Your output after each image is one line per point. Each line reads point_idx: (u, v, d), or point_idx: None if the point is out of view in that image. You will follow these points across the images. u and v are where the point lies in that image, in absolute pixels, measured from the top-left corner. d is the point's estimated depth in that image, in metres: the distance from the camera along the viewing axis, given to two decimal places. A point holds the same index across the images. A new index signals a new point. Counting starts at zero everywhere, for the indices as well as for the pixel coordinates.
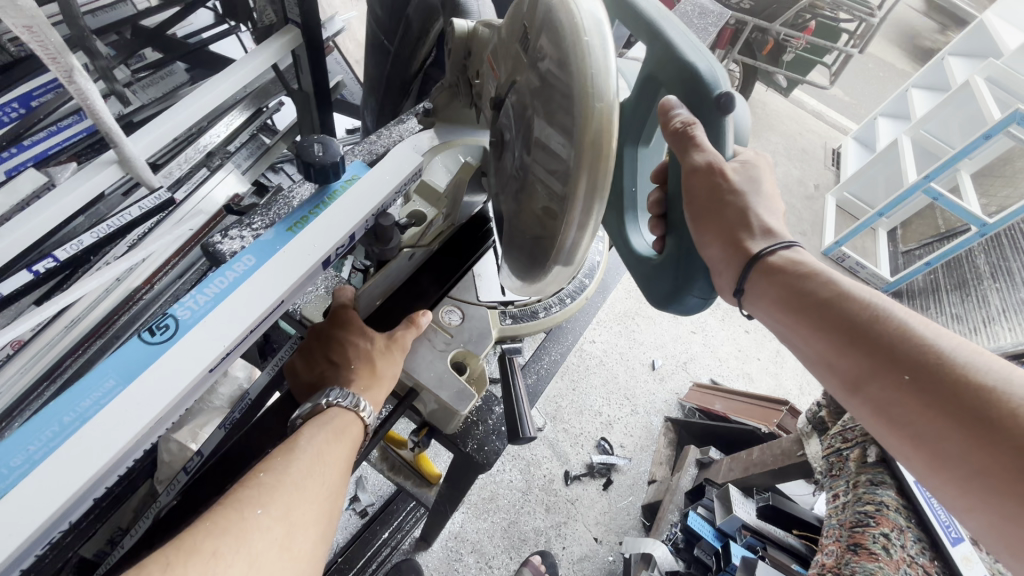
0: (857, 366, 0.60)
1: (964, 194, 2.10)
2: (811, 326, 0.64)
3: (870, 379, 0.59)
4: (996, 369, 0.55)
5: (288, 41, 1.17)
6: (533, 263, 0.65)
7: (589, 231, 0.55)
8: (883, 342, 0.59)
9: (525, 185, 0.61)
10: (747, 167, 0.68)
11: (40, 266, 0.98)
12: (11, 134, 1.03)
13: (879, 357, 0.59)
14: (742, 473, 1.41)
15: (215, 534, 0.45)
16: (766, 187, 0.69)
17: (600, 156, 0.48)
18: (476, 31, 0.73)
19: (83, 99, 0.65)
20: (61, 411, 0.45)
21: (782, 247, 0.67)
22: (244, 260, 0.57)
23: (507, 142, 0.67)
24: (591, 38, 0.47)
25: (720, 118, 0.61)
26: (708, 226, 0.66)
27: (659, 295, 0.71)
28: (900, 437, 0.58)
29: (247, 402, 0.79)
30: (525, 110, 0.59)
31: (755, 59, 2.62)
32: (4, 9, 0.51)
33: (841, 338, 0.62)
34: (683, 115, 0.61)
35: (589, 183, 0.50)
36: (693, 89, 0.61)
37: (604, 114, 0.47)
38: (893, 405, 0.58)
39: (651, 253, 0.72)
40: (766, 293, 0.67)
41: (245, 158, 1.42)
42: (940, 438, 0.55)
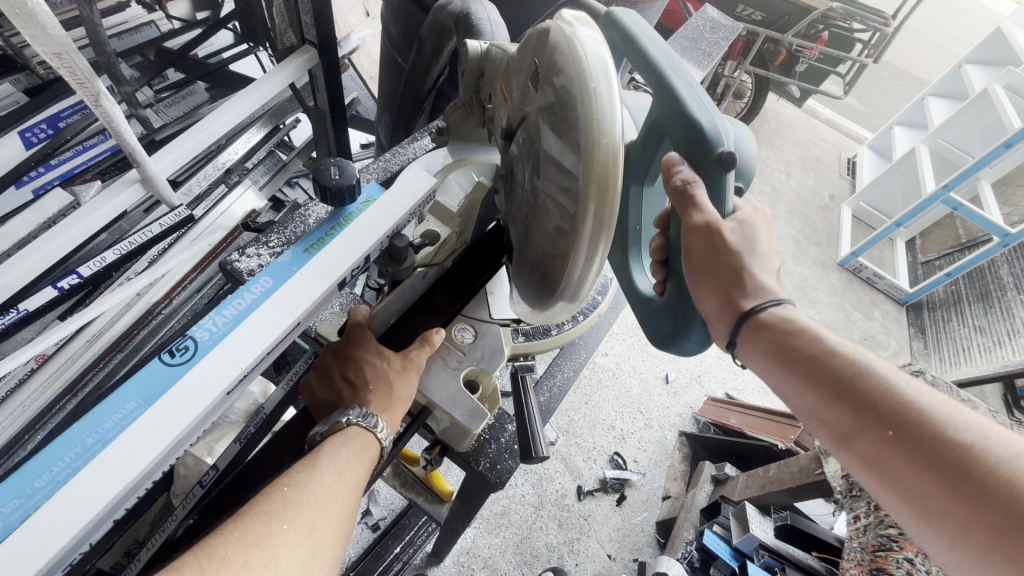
0: (844, 420, 0.59)
1: (985, 204, 2.06)
2: (802, 382, 0.62)
3: (857, 433, 0.58)
4: (973, 425, 0.54)
5: (306, 60, 1.20)
6: (539, 296, 0.67)
7: (596, 265, 0.56)
8: (869, 399, 0.58)
9: (534, 212, 0.63)
10: (746, 222, 0.63)
11: (64, 283, 1.01)
12: (40, 154, 1.07)
13: (865, 415, 0.57)
14: (759, 490, 1.39)
15: (245, 545, 0.46)
16: (763, 245, 0.64)
17: (607, 193, 0.49)
18: (488, 54, 0.75)
19: (108, 121, 0.68)
20: (83, 433, 0.47)
21: (774, 302, 0.64)
22: (262, 281, 0.58)
23: (517, 171, 0.68)
24: (597, 82, 0.48)
25: (722, 177, 0.56)
26: (704, 280, 0.62)
27: (656, 334, 0.69)
28: (890, 491, 0.56)
29: (262, 417, 0.79)
30: (531, 147, 0.61)
31: (768, 69, 2.60)
32: (35, 37, 0.54)
33: (828, 393, 0.60)
34: (684, 172, 0.57)
35: (595, 221, 0.51)
36: (695, 145, 0.56)
37: (610, 156, 0.48)
38: (881, 461, 0.56)
39: (651, 291, 0.70)
40: (757, 348, 0.64)
41: (263, 174, 1.45)
42: (929, 496, 0.53)
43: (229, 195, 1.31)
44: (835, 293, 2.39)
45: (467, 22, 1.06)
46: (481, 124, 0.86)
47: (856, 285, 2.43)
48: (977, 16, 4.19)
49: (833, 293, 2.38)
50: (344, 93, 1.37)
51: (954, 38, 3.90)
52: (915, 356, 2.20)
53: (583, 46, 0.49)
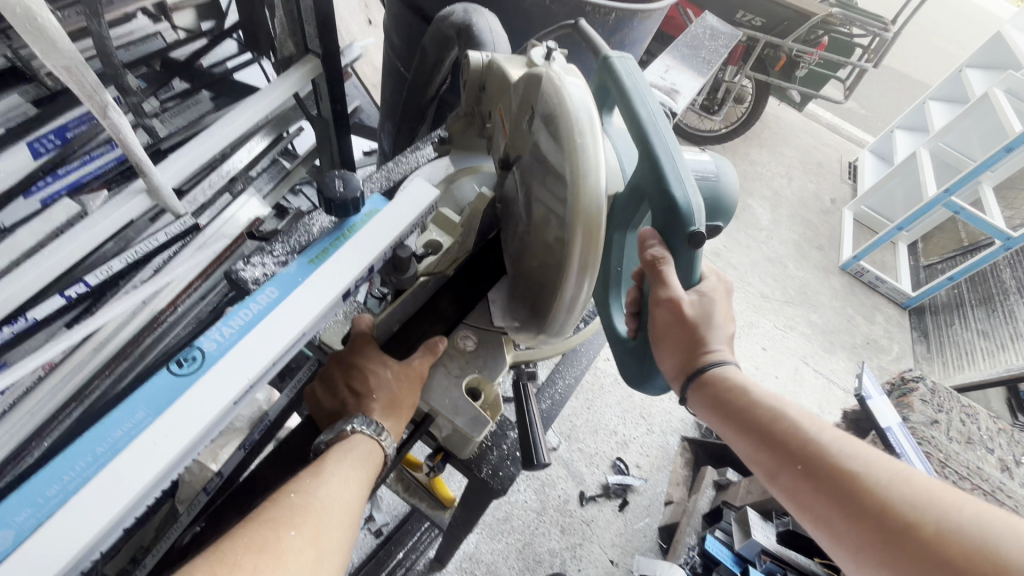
0: (766, 458, 0.68)
1: (987, 207, 2.06)
2: (732, 426, 0.71)
3: (778, 469, 0.67)
4: (865, 458, 0.63)
5: (309, 70, 1.21)
6: (532, 317, 0.71)
7: (582, 297, 0.60)
8: (790, 445, 0.66)
9: (529, 236, 0.67)
10: (709, 294, 0.68)
11: (71, 291, 1.02)
12: (49, 164, 1.08)
13: (780, 453, 0.67)
14: (761, 495, 1.39)
15: (253, 551, 0.48)
16: (719, 314, 0.70)
17: (591, 237, 0.54)
18: (487, 68, 0.77)
19: (115, 132, 0.70)
20: (93, 442, 0.48)
21: (718, 362, 0.71)
22: (267, 292, 0.59)
23: (513, 199, 0.73)
24: (584, 137, 0.53)
25: (689, 250, 0.61)
26: (664, 342, 0.69)
27: (631, 374, 0.77)
28: (814, 523, 0.64)
29: (265, 423, 0.79)
30: (527, 180, 0.66)
31: (768, 75, 2.61)
32: (46, 52, 0.56)
33: (752, 435, 0.70)
34: (655, 249, 0.63)
35: (581, 259, 0.56)
36: (668, 221, 0.60)
37: (594, 206, 0.53)
38: (797, 492, 0.65)
39: (624, 333, 0.77)
40: (701, 402, 0.72)
41: (267, 182, 1.46)
42: (845, 529, 0.61)
43: (233, 204, 1.32)
44: (837, 298, 2.39)
45: (468, 33, 1.07)
46: (480, 135, 0.88)
47: (858, 289, 2.44)
48: (977, 20, 4.20)
49: (835, 297, 2.38)
50: (346, 101, 1.38)
51: (954, 42, 3.91)
52: (918, 361, 2.20)
53: (571, 101, 0.54)
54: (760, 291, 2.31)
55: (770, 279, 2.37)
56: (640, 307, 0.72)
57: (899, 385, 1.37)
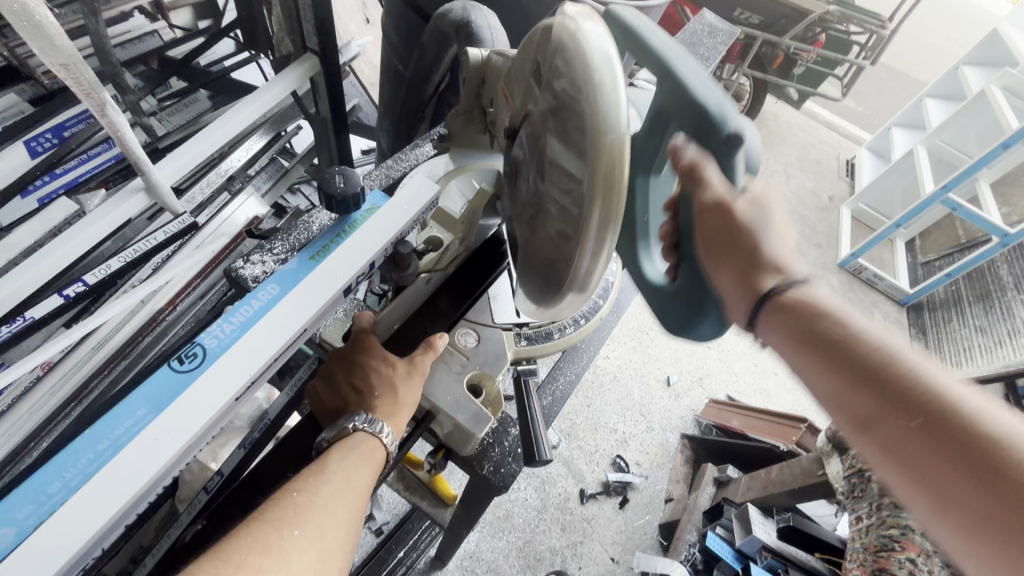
0: (865, 404, 0.53)
1: (984, 204, 2.07)
2: (821, 362, 0.56)
3: (878, 418, 0.52)
4: (1007, 421, 0.48)
5: (307, 68, 1.21)
6: (546, 291, 0.67)
7: (604, 256, 0.54)
8: (896, 384, 0.52)
9: (544, 199, 0.61)
10: (759, 199, 0.58)
11: (69, 290, 1.02)
12: (46, 163, 1.07)
13: (889, 398, 0.52)
14: (761, 491, 1.39)
15: (258, 550, 0.48)
16: (779, 228, 0.59)
17: (614, 183, 0.48)
18: (489, 61, 0.76)
19: (113, 130, 0.70)
20: (95, 439, 0.47)
21: (795, 280, 0.58)
22: (268, 289, 0.59)
23: (522, 167, 0.68)
24: (603, 70, 0.47)
25: (730, 156, 0.52)
26: (722, 261, 0.56)
27: (673, 322, 0.63)
28: (908, 483, 0.51)
29: (266, 422, 0.79)
30: (538, 142, 0.60)
31: (766, 72, 2.63)
32: (44, 50, 0.55)
33: (849, 374, 0.54)
34: (691, 151, 0.53)
35: (603, 210, 0.50)
36: (700, 123, 0.51)
37: (618, 144, 0.47)
38: (904, 448, 0.50)
39: (661, 278, 0.65)
40: (777, 329, 0.58)
41: (265, 181, 1.44)
42: (962, 495, 0.47)
43: (232, 202, 1.32)
44: (835, 295, 2.39)
45: (467, 30, 1.07)
46: (483, 130, 0.86)
47: (856, 286, 2.44)
48: (972, 18, 4.21)
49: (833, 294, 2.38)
50: (345, 100, 1.38)
51: (950, 40, 3.92)
52: None
53: (586, 36, 0.49)
54: None
55: None
56: (678, 237, 0.62)
57: None
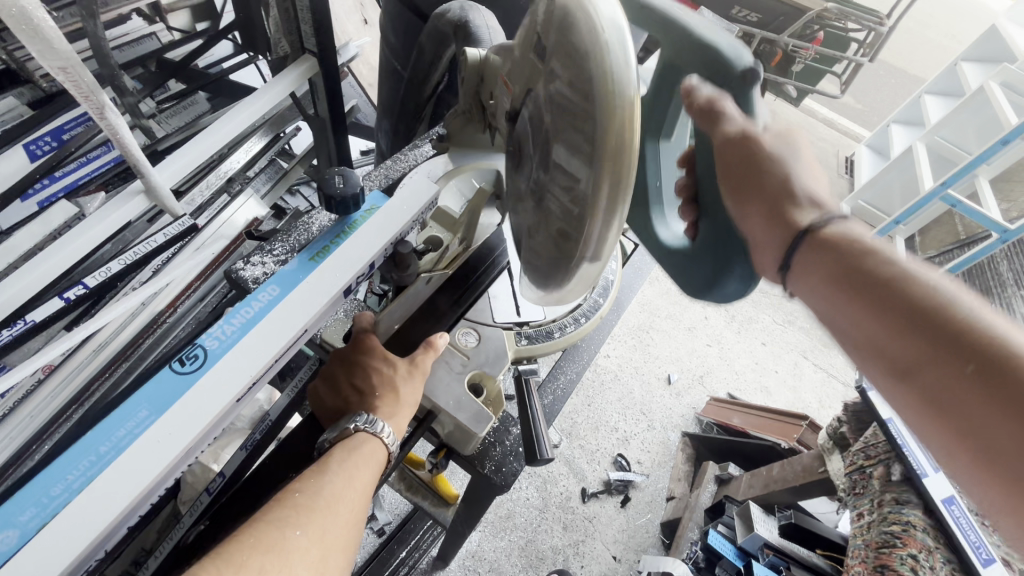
0: (907, 349, 0.50)
1: (984, 200, 2.06)
2: (866, 305, 0.53)
3: (927, 366, 0.49)
4: None
5: (306, 69, 1.21)
6: (551, 277, 0.65)
7: (613, 231, 0.52)
8: (946, 327, 0.49)
9: (547, 180, 0.59)
10: (784, 135, 0.57)
11: (70, 294, 1.02)
12: (46, 166, 1.07)
13: (941, 343, 0.49)
14: (763, 489, 1.39)
15: (260, 550, 0.48)
16: (808, 157, 0.58)
17: (624, 151, 0.46)
18: (487, 60, 0.75)
19: (112, 133, 0.70)
20: (96, 441, 0.47)
21: (832, 222, 0.56)
22: (268, 290, 0.59)
23: (524, 152, 0.67)
24: (610, 35, 0.44)
25: (748, 90, 0.53)
26: (749, 199, 0.56)
27: (696, 282, 0.62)
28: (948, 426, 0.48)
29: (267, 423, 0.79)
30: (542, 120, 0.57)
31: (766, 69, 2.62)
32: (44, 54, 0.56)
33: (896, 316, 0.51)
34: (707, 90, 0.55)
35: (612, 181, 0.48)
36: (713, 63, 0.53)
37: (628, 109, 0.44)
38: (947, 395, 0.48)
39: (676, 240, 0.64)
40: (812, 271, 0.56)
41: (265, 182, 1.44)
42: (1001, 436, 0.45)
43: (231, 204, 1.32)
44: None
45: (466, 29, 1.07)
46: (483, 129, 0.85)
47: None
48: (971, 14, 4.20)
49: None
50: (343, 100, 1.38)
51: (949, 36, 3.91)
52: None
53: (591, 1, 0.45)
54: (760, 286, 2.31)
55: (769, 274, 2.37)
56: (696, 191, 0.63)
57: None
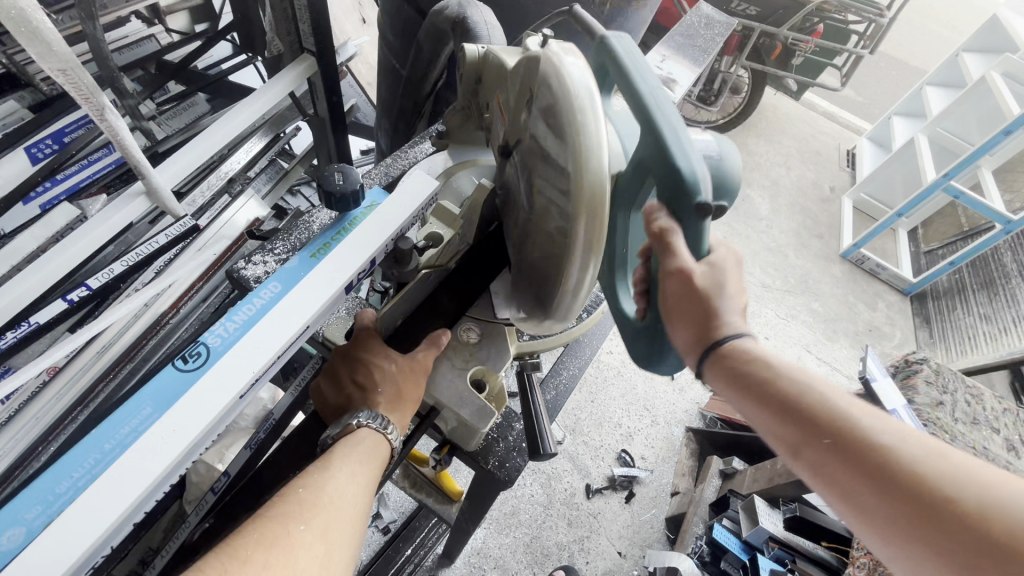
0: (790, 438, 0.54)
1: (986, 191, 2.06)
2: (752, 403, 0.56)
3: (807, 452, 0.53)
4: (914, 443, 0.50)
5: (305, 69, 1.21)
6: (537, 307, 0.69)
7: (589, 276, 0.58)
8: (817, 419, 0.53)
9: (532, 225, 0.64)
10: (720, 262, 0.55)
11: (74, 295, 1.03)
12: (47, 168, 1.07)
13: (811, 433, 0.53)
14: (767, 483, 1.39)
15: (265, 546, 0.48)
16: (736, 288, 0.56)
17: (595, 212, 0.52)
18: (484, 57, 0.75)
19: (113, 134, 0.70)
20: (102, 439, 0.48)
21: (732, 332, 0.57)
22: (270, 287, 0.59)
23: (513, 187, 0.72)
24: (584, 114, 0.50)
25: (700, 223, 0.50)
26: (678, 315, 0.55)
27: (641, 353, 0.62)
28: (841, 508, 0.52)
29: (271, 422, 0.80)
30: (528, 166, 0.63)
31: (765, 64, 2.57)
32: (42, 55, 0.55)
33: (777, 411, 0.55)
34: (663, 218, 0.52)
35: (586, 236, 0.53)
36: (675, 191, 0.49)
37: (596, 179, 0.50)
38: (829, 477, 0.52)
39: (633, 315, 0.63)
40: (716, 379, 0.57)
41: (266, 183, 1.45)
42: (876, 510, 0.49)
43: (232, 205, 1.32)
44: (838, 285, 2.39)
45: (464, 26, 1.07)
46: (479, 127, 0.87)
47: (859, 276, 2.44)
48: (972, 5, 4.18)
49: (836, 285, 2.38)
50: (343, 100, 1.38)
51: (950, 27, 3.89)
52: (920, 346, 2.20)
53: (570, 78, 0.51)
54: (762, 280, 2.31)
55: (771, 269, 2.37)
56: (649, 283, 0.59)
57: (902, 368, 1.36)
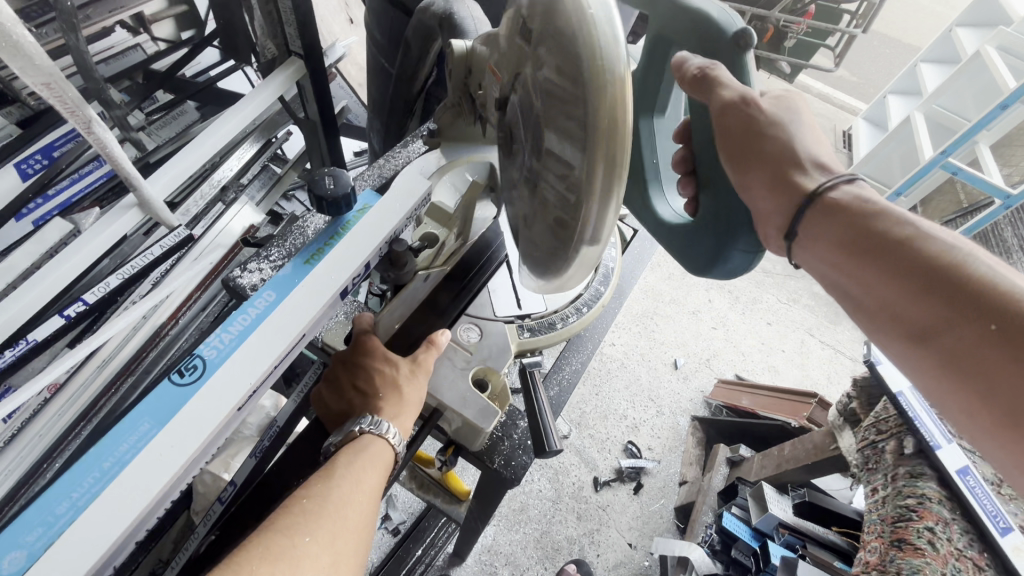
0: (930, 309, 0.55)
1: (985, 166, 2.04)
2: (884, 270, 0.58)
3: (939, 324, 0.54)
4: None
5: (292, 73, 1.19)
6: (550, 265, 0.63)
7: (611, 215, 0.51)
8: (962, 291, 0.54)
9: (541, 172, 0.57)
10: (779, 102, 0.65)
11: (70, 311, 1.02)
12: (38, 185, 1.07)
13: (956, 302, 0.54)
14: (775, 469, 1.39)
15: (269, 559, 0.48)
16: (807, 122, 0.66)
17: (616, 128, 0.45)
18: (472, 51, 0.74)
19: (100, 146, 0.68)
20: (100, 457, 0.47)
21: (837, 182, 0.63)
22: (264, 296, 0.58)
23: (514, 142, 0.65)
24: (594, 10, 0.44)
25: (739, 55, 0.62)
26: (753, 168, 0.63)
27: (698, 260, 0.66)
28: (962, 387, 0.53)
29: (275, 429, 0.78)
30: (530, 104, 0.56)
31: (755, 46, 2.61)
32: (25, 70, 0.54)
33: (911, 277, 0.57)
34: (699, 62, 0.63)
35: (607, 164, 0.46)
36: (706, 34, 0.63)
37: (618, 85, 0.43)
38: (956, 346, 0.53)
39: (681, 213, 0.71)
40: (827, 241, 0.62)
41: (259, 189, 1.44)
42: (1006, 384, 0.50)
43: (226, 213, 1.33)
44: None
45: (451, 22, 1.05)
46: (474, 121, 0.83)
47: None
48: None
49: None
50: (333, 102, 1.36)
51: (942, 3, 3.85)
52: None
53: None
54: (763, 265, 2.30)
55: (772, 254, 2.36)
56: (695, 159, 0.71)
57: None
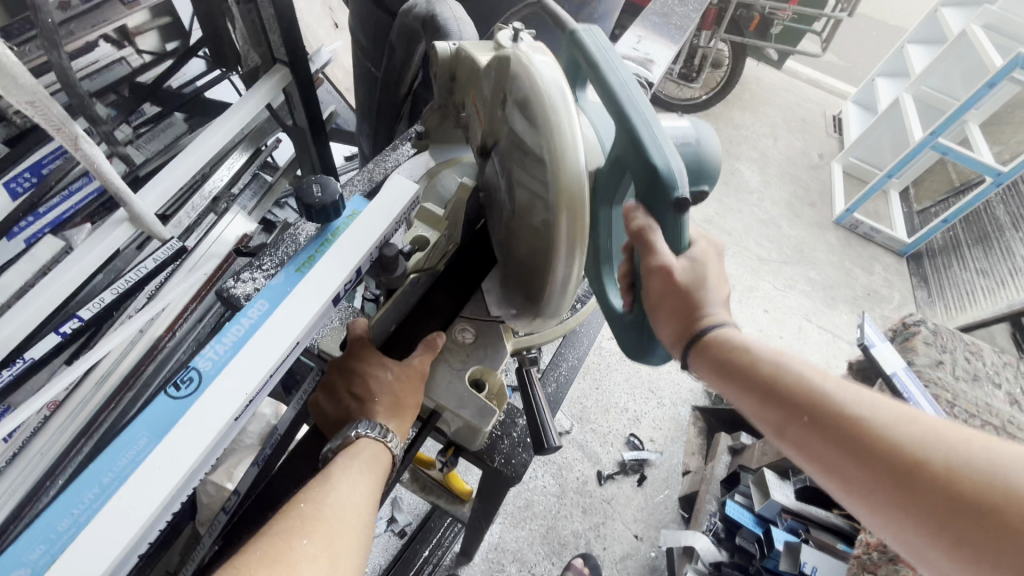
0: (775, 417, 0.55)
1: (974, 145, 2.04)
2: (736, 389, 0.57)
3: (790, 428, 0.54)
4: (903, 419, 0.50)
5: (278, 80, 1.19)
6: (527, 306, 0.69)
7: (576, 271, 0.58)
8: (797, 401, 0.53)
9: (515, 223, 0.63)
10: (700, 259, 0.56)
11: (66, 327, 1.02)
12: (27, 204, 1.06)
13: (795, 412, 0.53)
14: (776, 455, 1.40)
15: (268, 562, 0.50)
16: (720, 281, 0.56)
17: (575, 207, 0.52)
18: (456, 55, 0.74)
19: (89, 162, 0.69)
20: (99, 473, 0.47)
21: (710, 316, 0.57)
22: (257, 306, 0.59)
23: (493, 185, 0.71)
24: (559, 112, 0.52)
25: (678, 220, 0.50)
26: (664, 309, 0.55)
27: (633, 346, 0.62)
28: (833, 483, 0.53)
29: (277, 437, 0.79)
30: (506, 164, 0.63)
31: (743, 36, 2.57)
32: (10, 90, 0.55)
33: (755, 394, 0.56)
34: (641, 216, 0.52)
35: (569, 234, 0.54)
36: (648, 185, 0.50)
37: (576, 178, 0.52)
38: (814, 452, 0.53)
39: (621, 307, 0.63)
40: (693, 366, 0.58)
41: (251, 198, 1.45)
42: (864, 481, 0.50)
43: (220, 222, 1.32)
44: (834, 253, 2.39)
45: (435, 24, 1.05)
46: (457, 126, 0.86)
47: (853, 241, 2.43)
48: None
49: (832, 253, 2.37)
50: (321, 109, 1.36)
51: None
52: (919, 306, 2.19)
53: (539, 76, 0.54)
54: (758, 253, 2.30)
55: (767, 242, 2.36)
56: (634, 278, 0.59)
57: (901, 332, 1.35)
